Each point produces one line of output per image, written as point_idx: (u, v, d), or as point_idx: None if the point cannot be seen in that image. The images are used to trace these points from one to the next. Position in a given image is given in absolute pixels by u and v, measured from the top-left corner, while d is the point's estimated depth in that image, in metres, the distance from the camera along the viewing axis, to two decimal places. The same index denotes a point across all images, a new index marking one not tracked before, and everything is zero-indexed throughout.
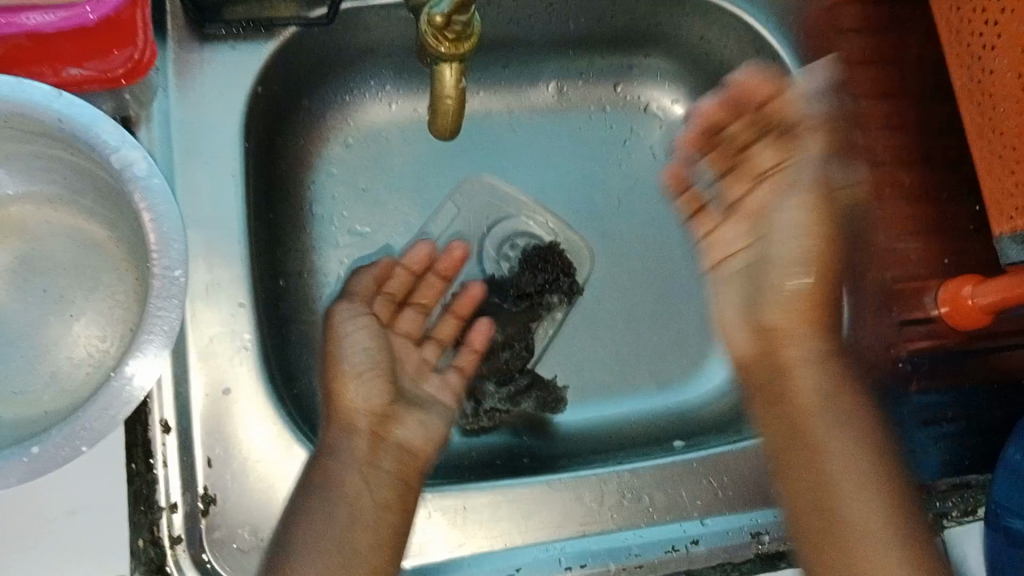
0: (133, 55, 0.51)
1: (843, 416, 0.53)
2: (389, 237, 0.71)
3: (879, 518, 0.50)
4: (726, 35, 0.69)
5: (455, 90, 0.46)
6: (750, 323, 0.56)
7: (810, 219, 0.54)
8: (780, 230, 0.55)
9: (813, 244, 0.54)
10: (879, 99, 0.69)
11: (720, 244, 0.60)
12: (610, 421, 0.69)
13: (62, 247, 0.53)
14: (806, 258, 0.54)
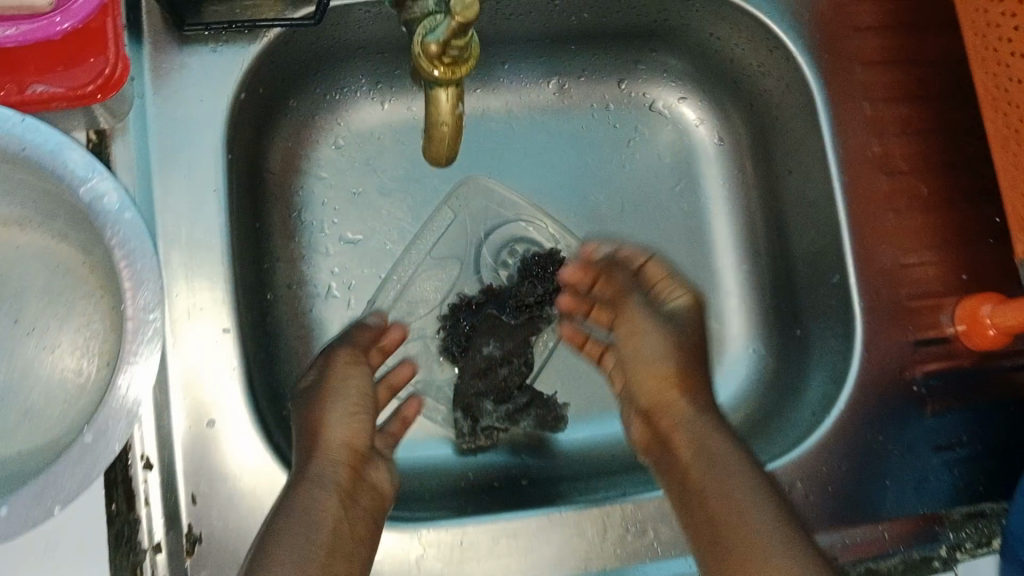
0: (103, 70, 0.46)
1: (710, 453, 0.48)
2: (383, 245, 0.68)
3: (756, 516, 0.43)
4: (739, 33, 0.65)
5: (451, 116, 0.42)
6: (641, 417, 0.57)
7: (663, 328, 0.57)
8: (632, 341, 0.58)
9: (660, 349, 0.55)
10: (900, 101, 0.64)
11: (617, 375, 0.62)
12: (613, 439, 0.66)
13: (32, 272, 0.50)
14: (658, 352, 0.55)
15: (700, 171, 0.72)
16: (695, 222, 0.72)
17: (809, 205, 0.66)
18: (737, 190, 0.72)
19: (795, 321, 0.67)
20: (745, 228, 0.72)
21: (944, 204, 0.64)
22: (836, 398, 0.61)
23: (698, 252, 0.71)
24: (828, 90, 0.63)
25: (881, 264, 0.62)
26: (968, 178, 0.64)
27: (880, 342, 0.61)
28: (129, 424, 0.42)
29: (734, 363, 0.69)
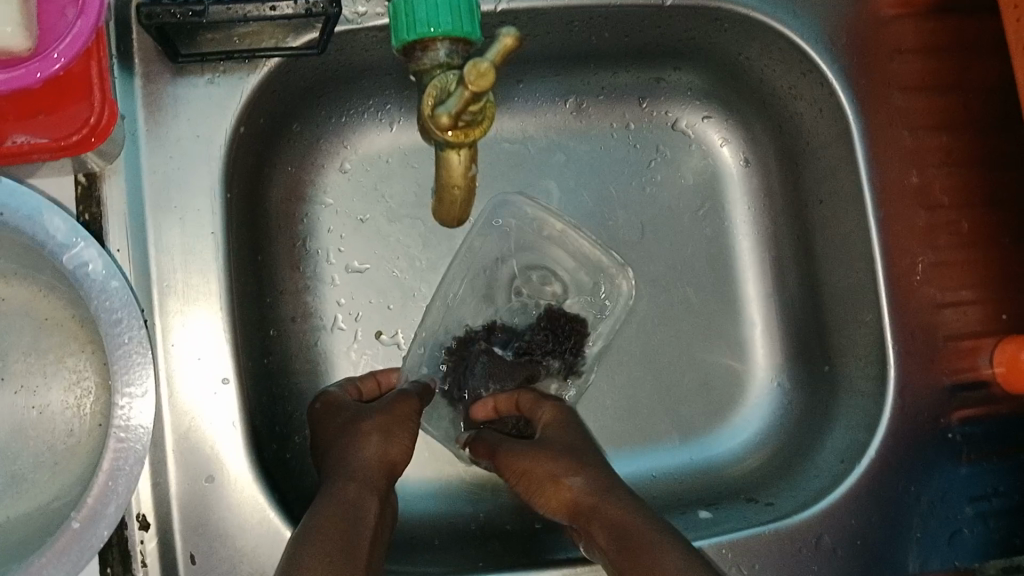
0: (88, 119, 0.43)
1: (629, 528, 0.47)
2: (392, 274, 0.65)
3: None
4: (769, 54, 0.61)
5: (465, 179, 0.40)
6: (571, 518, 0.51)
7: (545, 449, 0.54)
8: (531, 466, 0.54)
9: (551, 464, 0.53)
10: (942, 130, 0.61)
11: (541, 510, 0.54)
12: (645, 476, 0.64)
13: (18, 327, 0.47)
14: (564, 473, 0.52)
15: (723, 195, 0.69)
16: (719, 246, 0.69)
17: (841, 237, 0.62)
18: (763, 216, 0.68)
19: (823, 357, 0.64)
20: (771, 256, 0.68)
21: (984, 239, 0.60)
22: (867, 445, 0.58)
23: (721, 281, 0.68)
24: (866, 118, 0.59)
25: (917, 306, 0.59)
26: (1009, 211, 0.61)
27: (915, 387, 0.58)
28: (119, 508, 0.41)
29: (756, 398, 0.67)
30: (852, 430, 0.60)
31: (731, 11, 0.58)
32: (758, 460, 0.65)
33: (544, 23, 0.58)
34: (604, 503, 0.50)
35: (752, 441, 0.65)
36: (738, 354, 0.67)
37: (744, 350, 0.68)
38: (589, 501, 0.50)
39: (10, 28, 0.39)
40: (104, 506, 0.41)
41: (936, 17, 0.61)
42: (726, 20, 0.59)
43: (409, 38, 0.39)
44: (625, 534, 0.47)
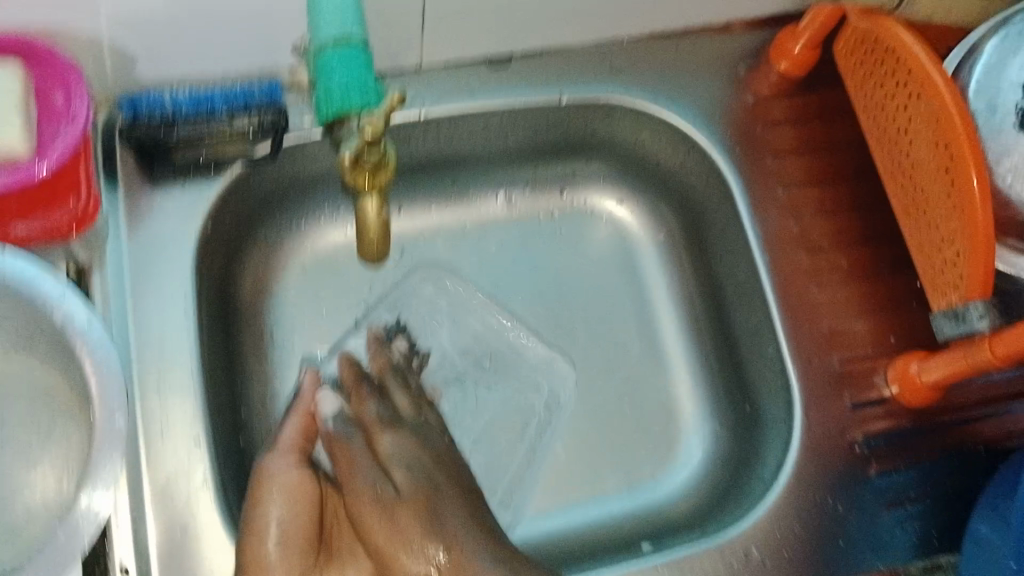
0: (75, 209, 0.54)
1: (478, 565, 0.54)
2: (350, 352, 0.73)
3: None
4: (659, 137, 0.72)
5: (377, 221, 0.51)
6: (382, 535, 0.55)
7: (398, 456, 0.60)
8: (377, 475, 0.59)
9: (404, 501, 0.57)
10: (814, 185, 0.70)
11: (354, 491, 0.58)
12: (664, 505, 0.70)
13: (18, 397, 0.56)
14: (415, 491, 0.57)
15: (641, 266, 0.78)
16: (644, 310, 0.77)
17: (741, 285, 0.70)
18: (678, 282, 0.77)
19: (745, 397, 0.71)
20: (688, 313, 0.76)
21: (866, 273, 0.68)
22: (783, 465, 0.64)
23: (649, 339, 0.76)
24: (745, 181, 0.69)
25: (813, 335, 0.66)
26: (887, 250, 0.69)
27: (818, 407, 0.65)
28: (96, 519, 0.51)
29: (689, 446, 0.72)
30: (775, 455, 0.66)
31: (621, 104, 0.70)
32: (697, 497, 0.70)
33: (465, 126, 0.69)
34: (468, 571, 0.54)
35: (688, 483, 0.71)
36: (672, 404, 0.74)
37: (676, 401, 0.74)
38: (445, 573, 0.55)
39: (13, 135, 0.50)
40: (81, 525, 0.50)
41: (794, 95, 0.72)
42: (618, 113, 0.70)
43: (329, 115, 0.50)
44: None
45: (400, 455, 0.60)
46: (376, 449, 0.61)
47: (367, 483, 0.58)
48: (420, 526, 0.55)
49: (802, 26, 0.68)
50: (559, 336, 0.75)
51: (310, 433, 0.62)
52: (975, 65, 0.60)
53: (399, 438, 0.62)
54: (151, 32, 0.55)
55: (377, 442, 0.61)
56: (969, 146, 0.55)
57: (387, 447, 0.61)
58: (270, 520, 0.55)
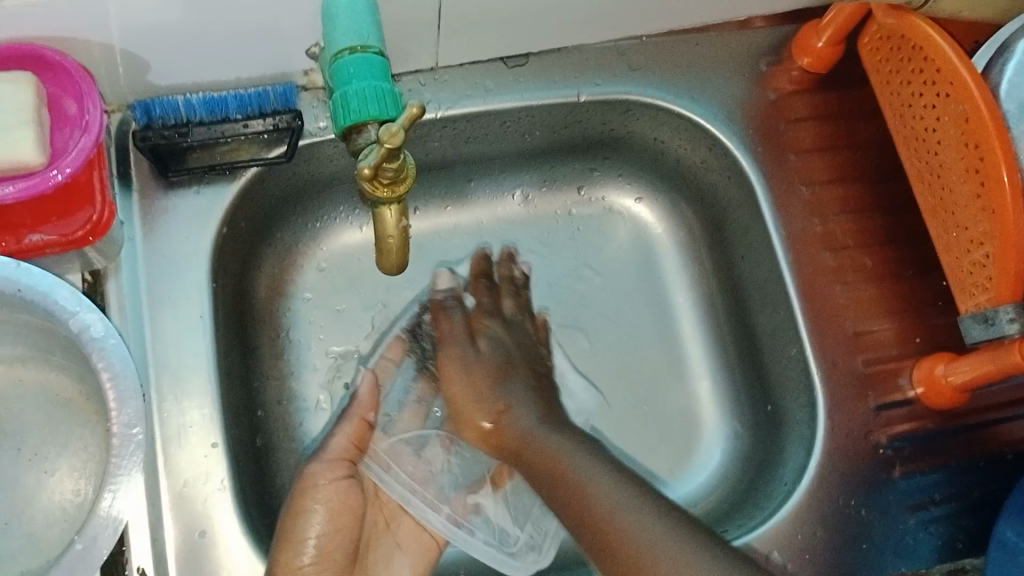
0: (92, 215, 0.53)
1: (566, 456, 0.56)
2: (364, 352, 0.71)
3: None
4: (679, 134, 0.71)
5: (397, 231, 0.50)
6: (473, 407, 0.63)
7: (481, 344, 0.65)
8: (466, 361, 0.64)
9: (482, 395, 0.63)
10: (837, 183, 0.69)
11: (452, 371, 0.64)
12: (683, 505, 0.70)
13: (32, 406, 0.56)
14: (475, 392, 0.63)
15: (661, 264, 0.77)
16: (661, 309, 0.76)
17: (762, 285, 0.69)
18: (697, 281, 0.76)
19: (765, 397, 0.70)
20: (708, 312, 0.75)
21: (890, 274, 0.67)
22: (806, 467, 0.63)
23: (667, 338, 0.75)
24: (767, 179, 0.68)
25: (837, 337, 0.65)
26: (911, 250, 0.68)
27: (842, 409, 0.64)
28: (115, 529, 0.50)
29: (708, 447, 0.72)
30: (796, 457, 0.65)
31: (641, 101, 0.68)
32: (716, 498, 0.69)
33: (482, 125, 0.68)
34: (527, 445, 0.59)
35: (707, 483, 0.70)
36: (691, 403, 0.73)
37: (695, 402, 0.73)
38: (518, 441, 0.60)
39: (27, 145, 0.49)
40: (100, 531, 0.49)
41: (816, 91, 0.71)
42: (637, 110, 0.69)
43: (347, 123, 0.49)
44: (554, 470, 0.55)
45: (492, 337, 0.66)
46: (458, 347, 0.65)
47: (459, 384, 0.64)
48: (488, 384, 0.63)
49: (824, 21, 0.67)
50: (580, 315, 0.75)
51: (362, 439, 0.63)
52: (1007, 64, 0.59)
53: (493, 321, 0.67)
54: (164, 37, 0.54)
55: (479, 320, 0.67)
56: (998, 141, 0.54)
57: (489, 327, 0.67)
58: (309, 535, 0.56)
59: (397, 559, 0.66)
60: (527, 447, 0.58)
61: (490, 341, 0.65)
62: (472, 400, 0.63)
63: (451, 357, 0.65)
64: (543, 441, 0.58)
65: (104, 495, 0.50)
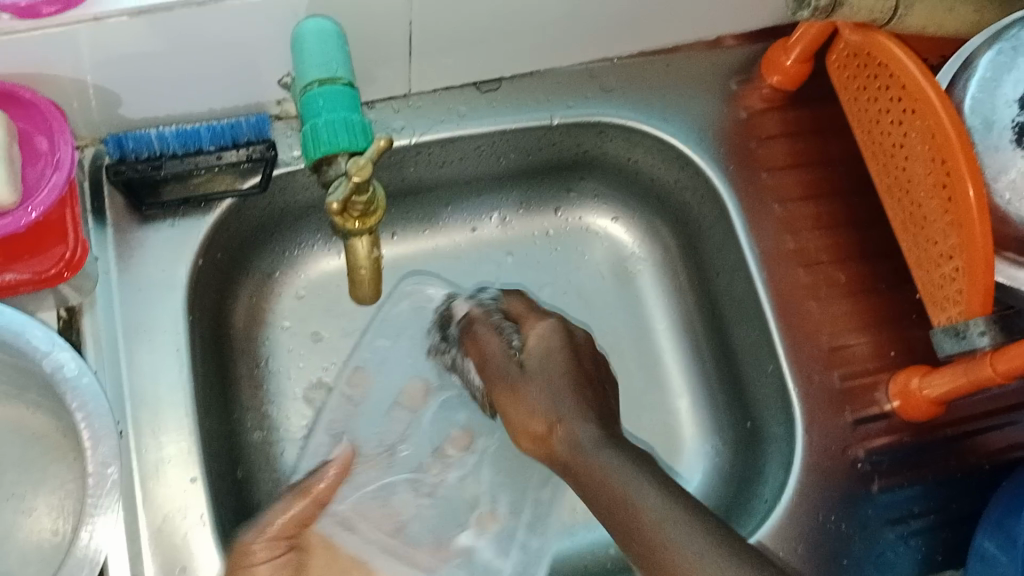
0: (64, 254, 0.53)
1: (551, 383, 0.54)
2: (303, 369, 0.71)
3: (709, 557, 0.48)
4: (653, 154, 0.71)
5: (368, 259, 0.51)
6: (550, 381, 0.54)
7: (543, 328, 0.58)
8: (533, 341, 0.58)
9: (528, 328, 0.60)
10: (810, 200, 0.70)
11: (494, 365, 0.58)
12: None
13: (9, 444, 0.57)
14: (535, 346, 0.57)
15: (638, 282, 0.78)
16: (641, 329, 0.76)
17: (738, 301, 0.70)
18: (675, 297, 0.76)
19: (745, 414, 0.71)
20: (686, 330, 0.76)
21: (864, 288, 0.68)
22: (785, 484, 0.63)
23: (647, 357, 0.76)
24: (737, 196, 0.69)
25: (813, 352, 0.66)
26: (885, 264, 0.69)
27: (820, 425, 0.64)
28: (91, 570, 0.50)
29: (690, 461, 0.72)
30: (776, 473, 0.65)
31: (613, 123, 0.69)
32: None
33: (456, 150, 0.69)
34: (587, 464, 0.50)
35: None
36: (672, 420, 0.74)
37: (675, 419, 0.74)
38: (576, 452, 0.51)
39: None
40: (78, 570, 0.50)
41: (787, 108, 0.72)
42: (610, 131, 0.70)
43: (317, 155, 0.49)
44: (611, 506, 0.49)
45: (543, 341, 0.57)
46: (546, 355, 0.56)
47: (527, 408, 0.54)
48: (539, 388, 0.54)
49: (792, 39, 0.68)
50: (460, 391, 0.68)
51: (307, 515, 0.59)
52: (970, 80, 0.60)
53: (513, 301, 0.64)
54: (135, 71, 0.55)
55: (528, 334, 0.59)
56: (965, 158, 0.54)
57: (537, 331, 0.58)
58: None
59: (536, 395, 0.54)
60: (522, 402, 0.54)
61: (540, 350, 0.57)
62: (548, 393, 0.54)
63: (535, 333, 0.58)
64: (603, 461, 0.50)
65: (81, 533, 0.51)
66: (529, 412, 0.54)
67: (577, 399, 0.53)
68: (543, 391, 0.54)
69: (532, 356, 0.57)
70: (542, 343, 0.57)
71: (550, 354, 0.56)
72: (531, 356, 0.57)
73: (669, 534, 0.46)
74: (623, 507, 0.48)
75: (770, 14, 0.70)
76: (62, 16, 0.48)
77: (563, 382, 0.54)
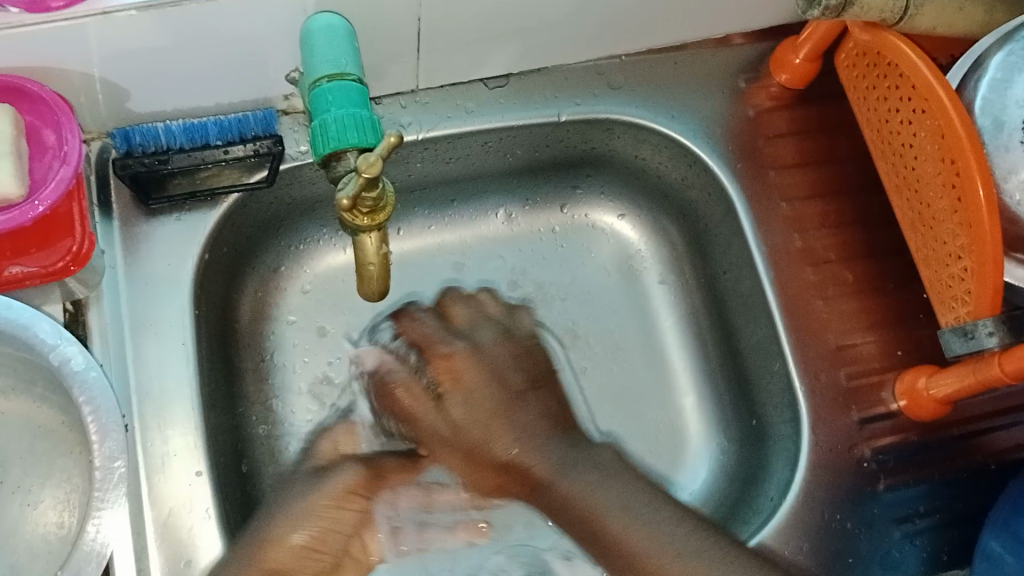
0: (71, 247, 0.53)
1: (500, 422, 0.56)
2: (308, 364, 0.71)
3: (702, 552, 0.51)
4: (660, 151, 0.71)
5: (377, 256, 0.51)
6: (489, 425, 0.55)
7: (468, 360, 0.57)
8: (456, 387, 0.56)
9: (449, 369, 0.57)
10: (818, 198, 0.70)
11: (422, 418, 0.57)
12: None
13: (15, 436, 0.56)
14: (464, 397, 0.56)
15: (644, 279, 0.77)
16: (646, 327, 0.76)
17: (744, 299, 0.70)
18: (681, 295, 0.76)
19: (751, 411, 0.70)
20: (692, 328, 0.76)
21: (872, 288, 0.67)
22: (791, 483, 0.63)
23: (653, 354, 0.76)
24: (745, 194, 0.69)
25: (820, 351, 0.66)
26: (893, 263, 0.68)
27: (826, 424, 0.64)
28: (97, 565, 0.50)
29: (695, 459, 0.72)
30: (781, 472, 0.65)
31: (620, 120, 0.69)
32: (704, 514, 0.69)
33: (462, 146, 0.69)
34: (558, 487, 0.54)
35: (695, 499, 0.70)
36: (677, 417, 0.74)
37: (681, 417, 0.74)
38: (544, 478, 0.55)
39: (6, 176, 0.49)
40: (85, 564, 0.50)
41: (795, 105, 0.71)
42: (617, 128, 0.70)
43: (325, 150, 0.50)
44: (585, 523, 0.53)
45: (471, 377, 0.56)
46: (472, 402, 0.55)
47: (475, 461, 0.56)
48: (492, 430, 0.55)
49: (802, 37, 0.67)
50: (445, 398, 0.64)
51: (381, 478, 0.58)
52: (980, 80, 0.60)
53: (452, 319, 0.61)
54: (143, 65, 0.55)
55: (445, 371, 0.56)
56: (975, 158, 0.54)
57: (455, 368, 0.56)
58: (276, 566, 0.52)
59: (494, 433, 0.56)
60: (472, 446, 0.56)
61: (470, 399, 0.56)
62: (486, 419, 0.56)
63: (454, 371, 0.56)
64: (571, 482, 0.55)
65: (88, 528, 0.50)
66: (486, 457, 0.56)
67: (526, 424, 0.56)
68: (483, 429, 0.55)
69: (456, 407, 0.56)
70: (460, 383, 0.56)
71: (469, 398, 0.56)
72: (458, 396, 0.56)
73: (652, 558, 0.51)
74: (604, 540, 0.53)
75: (780, 11, 0.70)
76: (69, 11, 0.48)
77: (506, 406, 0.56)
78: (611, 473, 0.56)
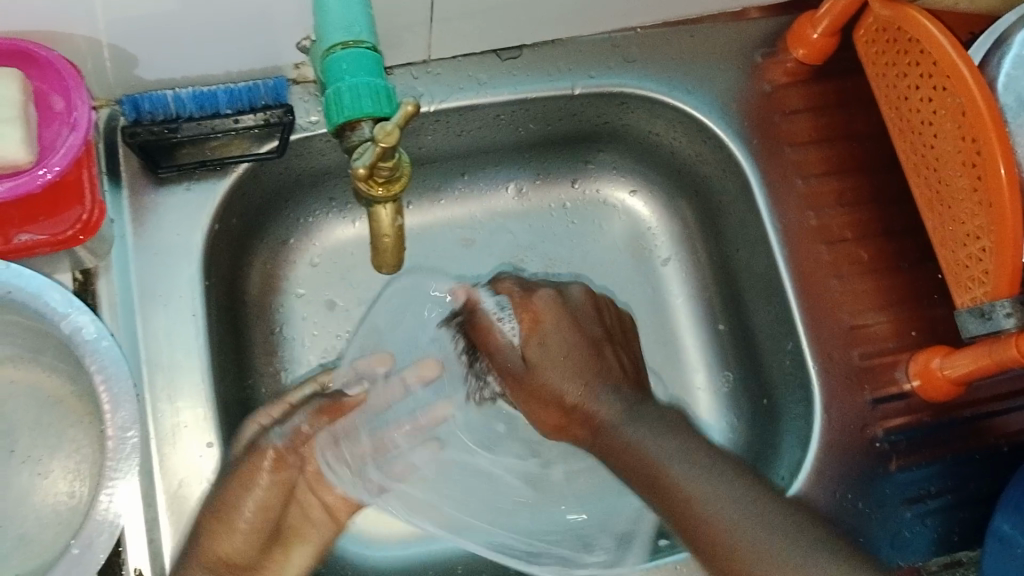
0: (81, 216, 0.53)
1: (583, 368, 0.57)
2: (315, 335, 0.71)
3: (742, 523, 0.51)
4: (675, 127, 0.70)
5: (392, 229, 0.51)
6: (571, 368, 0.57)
7: (566, 314, 0.59)
8: (547, 335, 0.58)
9: (537, 317, 0.59)
10: (832, 176, 0.69)
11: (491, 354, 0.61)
12: None
13: (22, 407, 0.56)
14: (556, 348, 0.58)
15: (654, 256, 0.77)
16: (657, 303, 0.76)
17: (758, 277, 0.69)
18: (695, 273, 0.76)
19: (761, 391, 0.70)
20: (703, 305, 0.75)
21: (886, 267, 0.67)
22: (801, 463, 0.63)
23: (663, 331, 0.75)
24: (760, 171, 0.68)
25: (833, 330, 0.65)
26: (910, 243, 0.68)
27: (838, 404, 0.64)
28: (110, 534, 0.50)
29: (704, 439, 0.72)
30: (792, 451, 0.65)
31: (635, 94, 0.68)
32: None
33: (475, 119, 0.68)
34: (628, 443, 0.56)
35: None
36: (687, 398, 0.73)
37: (691, 395, 0.73)
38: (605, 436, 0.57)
39: (14, 143, 0.49)
40: (97, 535, 0.49)
41: (811, 82, 0.70)
42: (632, 103, 0.69)
43: (340, 119, 0.49)
44: (678, 500, 0.53)
45: (556, 324, 0.58)
46: (555, 340, 0.58)
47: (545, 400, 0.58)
48: (576, 373, 0.57)
49: (821, 12, 0.66)
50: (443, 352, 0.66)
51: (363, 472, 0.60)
52: (1004, 57, 0.59)
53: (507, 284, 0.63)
54: (151, 30, 0.53)
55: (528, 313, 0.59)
56: (996, 136, 0.53)
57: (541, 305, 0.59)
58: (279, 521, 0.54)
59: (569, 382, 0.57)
60: (538, 383, 0.58)
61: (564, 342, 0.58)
62: (569, 362, 0.58)
63: (541, 311, 0.59)
64: (654, 453, 0.55)
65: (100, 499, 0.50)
66: (549, 393, 0.58)
67: (592, 377, 0.57)
68: (563, 374, 0.57)
69: (540, 352, 0.58)
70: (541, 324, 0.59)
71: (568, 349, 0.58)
72: (537, 338, 0.58)
73: (722, 520, 0.51)
74: (662, 481, 0.53)
75: None
76: None
77: (579, 357, 0.58)
78: (672, 428, 0.56)
